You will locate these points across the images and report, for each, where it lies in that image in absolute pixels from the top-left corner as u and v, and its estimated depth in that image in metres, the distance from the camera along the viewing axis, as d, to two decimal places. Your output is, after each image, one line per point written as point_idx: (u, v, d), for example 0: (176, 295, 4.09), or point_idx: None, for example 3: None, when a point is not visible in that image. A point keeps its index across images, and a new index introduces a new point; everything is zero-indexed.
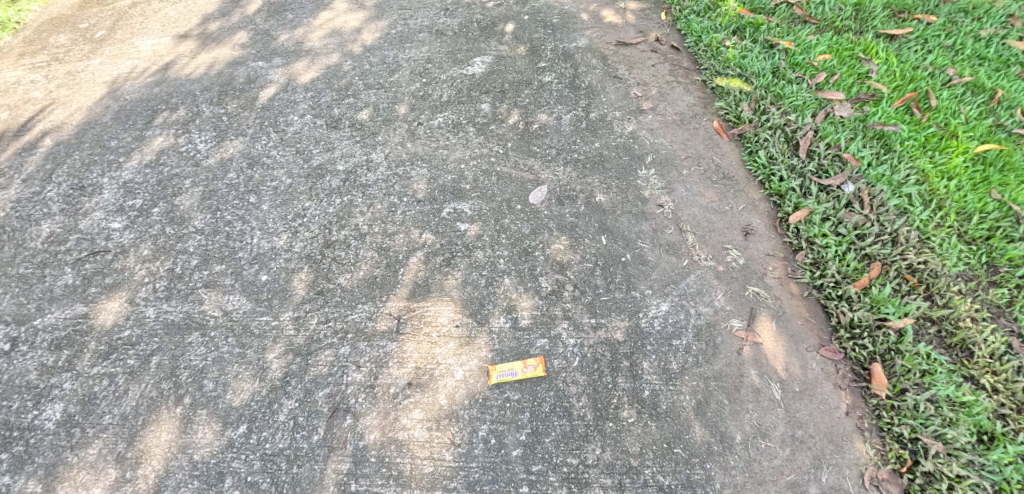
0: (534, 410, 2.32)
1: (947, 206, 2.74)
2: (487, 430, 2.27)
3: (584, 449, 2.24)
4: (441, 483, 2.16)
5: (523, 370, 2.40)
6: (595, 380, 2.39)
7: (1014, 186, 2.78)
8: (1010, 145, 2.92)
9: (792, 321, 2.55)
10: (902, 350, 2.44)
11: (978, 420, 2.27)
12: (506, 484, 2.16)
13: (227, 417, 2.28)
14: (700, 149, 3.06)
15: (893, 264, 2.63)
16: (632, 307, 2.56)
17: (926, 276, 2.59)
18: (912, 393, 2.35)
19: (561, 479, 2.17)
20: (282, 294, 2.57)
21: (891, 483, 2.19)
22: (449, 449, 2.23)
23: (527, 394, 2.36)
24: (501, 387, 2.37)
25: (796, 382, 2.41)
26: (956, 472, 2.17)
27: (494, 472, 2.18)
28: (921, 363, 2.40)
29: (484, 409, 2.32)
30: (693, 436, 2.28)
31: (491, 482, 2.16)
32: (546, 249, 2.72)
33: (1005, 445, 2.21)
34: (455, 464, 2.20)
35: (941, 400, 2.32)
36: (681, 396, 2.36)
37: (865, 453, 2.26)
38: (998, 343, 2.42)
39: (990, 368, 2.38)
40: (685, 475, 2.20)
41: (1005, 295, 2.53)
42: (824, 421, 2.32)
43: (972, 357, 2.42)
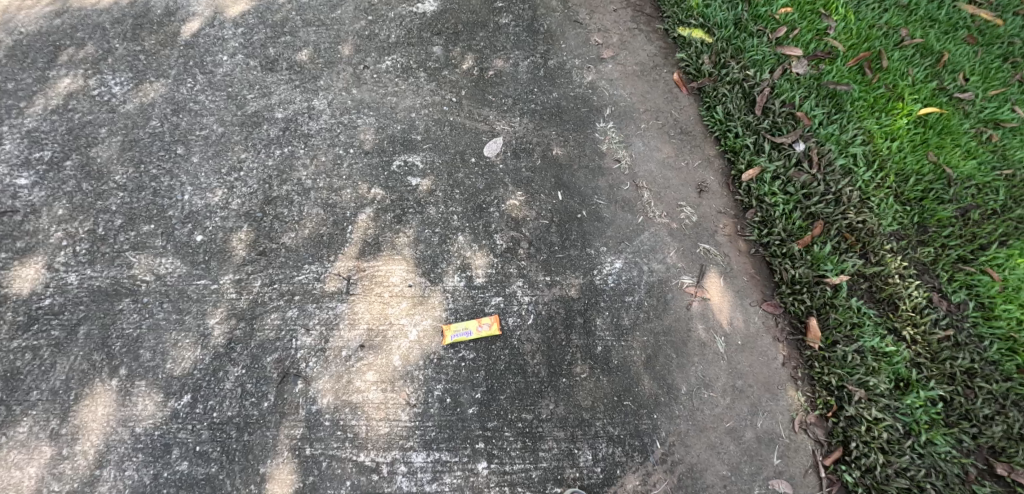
0: (489, 369, 2.34)
1: (888, 167, 2.85)
2: (442, 390, 2.28)
3: (538, 405, 2.31)
4: (396, 442, 2.19)
5: (479, 329, 2.40)
6: (549, 337, 2.42)
7: (949, 150, 2.90)
8: (950, 109, 3.00)
9: (738, 277, 2.67)
10: (836, 304, 2.61)
11: (896, 369, 2.50)
12: (462, 441, 2.21)
13: (169, 387, 2.19)
14: (659, 103, 3.00)
15: (834, 223, 2.74)
16: (587, 264, 2.56)
17: (864, 235, 2.71)
18: (842, 345, 2.54)
19: (516, 434, 2.25)
20: (221, 256, 2.41)
21: (818, 427, 2.46)
22: (404, 409, 2.24)
23: (483, 352, 2.37)
24: (456, 347, 2.36)
25: (739, 336, 2.56)
26: (875, 416, 2.43)
27: (451, 430, 2.22)
28: (852, 317, 2.58)
29: (439, 368, 2.32)
30: (642, 389, 2.40)
31: (448, 439, 2.21)
32: (501, 206, 2.64)
33: (918, 391, 2.46)
34: (411, 424, 2.22)
35: (867, 351, 2.53)
36: (632, 351, 2.44)
37: (796, 400, 2.49)
38: (921, 298, 2.60)
39: (912, 320, 2.58)
40: (633, 426, 2.34)
41: (931, 254, 2.70)
42: (763, 371, 2.52)
43: (897, 311, 2.61)
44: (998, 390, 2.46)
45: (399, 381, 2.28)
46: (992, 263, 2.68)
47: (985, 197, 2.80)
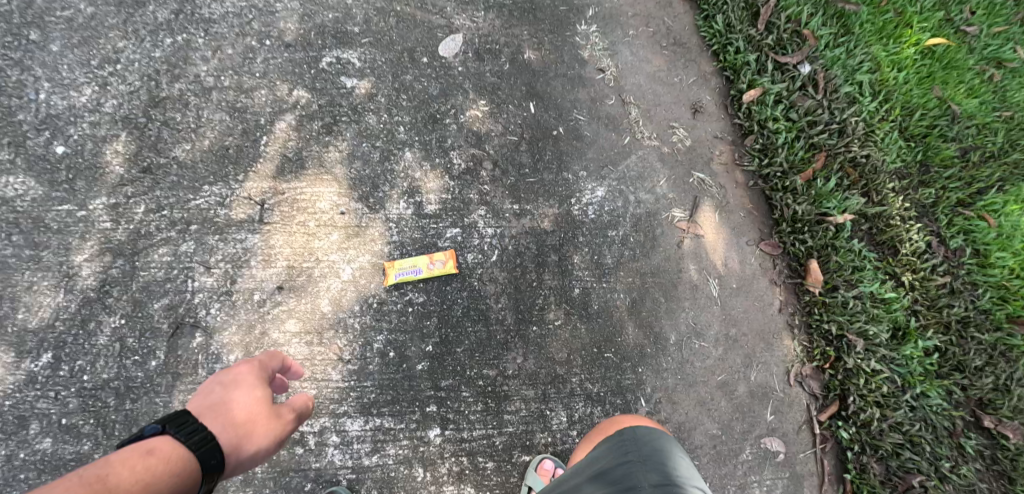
0: (444, 317, 1.88)
1: (894, 100, 2.52)
2: (384, 342, 1.84)
3: (503, 358, 1.91)
4: (327, 407, 1.77)
5: (429, 268, 1.89)
6: (517, 277, 1.98)
7: (954, 86, 2.57)
8: (956, 43, 2.60)
9: (735, 213, 2.36)
10: (838, 246, 2.33)
11: (895, 317, 2.27)
12: (410, 404, 1.82)
13: (23, 344, 1.68)
14: (650, 7, 2.45)
15: (837, 157, 2.42)
16: (564, 192, 2.12)
17: (868, 171, 2.42)
18: (842, 290, 2.29)
19: (476, 394, 1.87)
20: (90, 173, 1.81)
21: (813, 379, 2.25)
22: (336, 367, 1.80)
23: (436, 295, 1.89)
24: (402, 289, 1.87)
25: (733, 278, 2.28)
26: (873, 368, 2.21)
27: (395, 391, 1.81)
28: (853, 260, 2.31)
29: (380, 315, 1.85)
30: (624, 338, 2.06)
31: (394, 402, 1.81)
32: (460, 116, 2.08)
33: (916, 341, 2.25)
34: (344, 385, 1.79)
35: (866, 297, 2.28)
36: (615, 294, 2.09)
37: (791, 350, 2.27)
38: (921, 243, 2.36)
39: (911, 265, 2.34)
40: (614, 381, 2.01)
41: (932, 196, 2.44)
42: (757, 319, 2.27)
43: (896, 255, 2.36)
44: (988, 340, 2.30)
45: (331, 331, 1.82)
46: (989, 208, 2.44)
47: (986, 138, 2.52)
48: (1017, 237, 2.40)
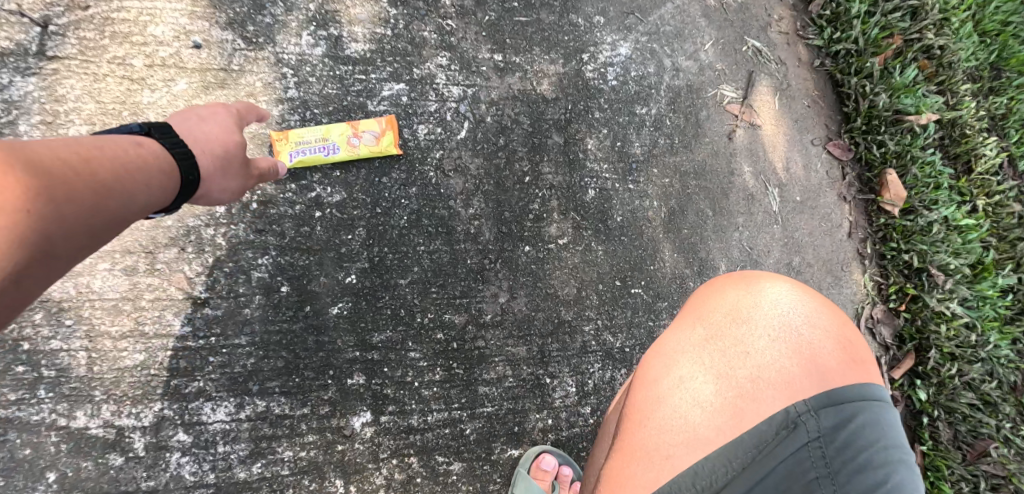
0: (379, 227, 1.13)
1: None
2: (272, 266, 1.07)
3: (476, 295, 1.17)
4: (163, 383, 1.00)
5: (349, 147, 1.12)
6: (497, 168, 1.23)
7: None
8: None
9: (798, 100, 1.61)
10: (908, 154, 1.60)
11: (970, 248, 1.57)
12: (318, 372, 1.06)
13: None
14: None
15: (909, 40, 1.64)
16: (571, 43, 1.35)
17: (947, 60, 1.64)
18: (923, 210, 1.58)
19: (430, 355, 1.12)
20: None
21: (885, 327, 1.58)
22: (181, 310, 1.02)
23: (364, 191, 1.13)
24: (305, 181, 1.10)
25: (798, 188, 1.56)
26: (953, 310, 1.54)
27: (290, 352, 1.06)
28: (925, 171, 1.59)
29: (261, 224, 1.07)
30: (660, 266, 1.34)
31: (287, 372, 1.05)
32: None
33: (994, 279, 1.56)
34: (194, 343, 1.02)
35: (939, 220, 1.57)
36: (647, 202, 1.35)
37: (860, 286, 1.59)
38: (995, 163, 1.62)
39: (985, 188, 1.62)
40: (646, 331, 1.29)
41: (1001, 107, 1.66)
42: (824, 246, 1.57)
43: (970, 173, 1.63)
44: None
45: (171, 250, 1.03)
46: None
47: None
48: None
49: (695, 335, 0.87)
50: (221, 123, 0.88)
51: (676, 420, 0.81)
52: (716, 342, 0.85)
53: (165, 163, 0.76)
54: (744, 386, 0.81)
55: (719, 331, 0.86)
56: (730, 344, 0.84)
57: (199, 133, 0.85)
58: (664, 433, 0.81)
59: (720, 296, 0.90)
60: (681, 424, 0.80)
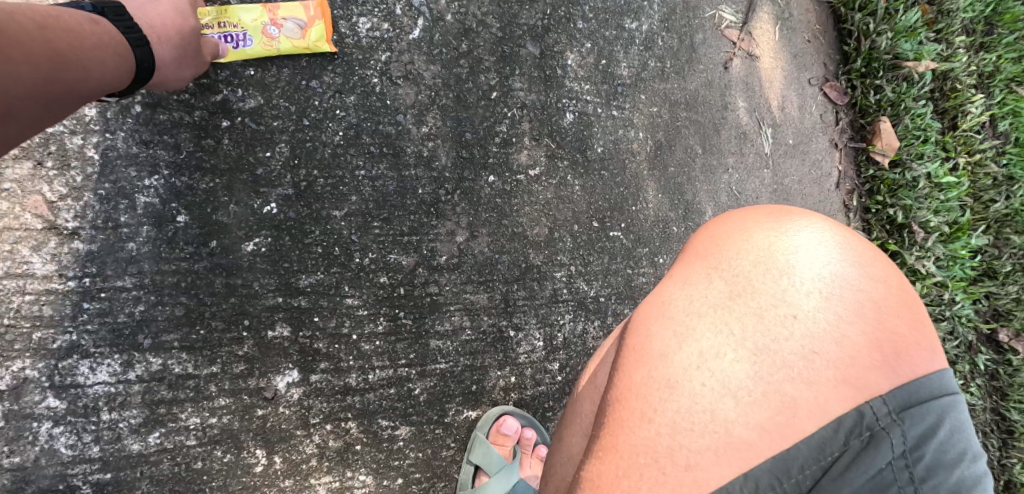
0: (306, 143, 0.91)
1: None
2: (163, 187, 0.84)
3: (429, 232, 0.98)
4: (21, 334, 0.79)
5: (265, 39, 0.88)
6: (457, 78, 1.01)
7: None
8: None
9: (798, 34, 1.44)
10: (896, 103, 1.48)
11: (946, 208, 1.48)
12: (229, 322, 0.86)
13: None
14: None
15: None
16: None
17: (947, 3, 1.48)
18: (909, 163, 1.48)
19: (372, 302, 0.94)
20: None
21: None
22: (43, 244, 0.80)
23: (287, 97, 0.90)
24: (208, 79, 0.87)
25: (791, 131, 1.41)
26: (924, 269, 1.48)
27: (190, 298, 0.85)
28: (910, 123, 1.47)
29: (152, 131, 0.84)
30: (643, 209, 1.17)
31: (188, 323, 0.85)
32: None
33: (966, 241, 1.47)
34: (62, 287, 0.80)
35: (919, 176, 1.48)
36: (632, 134, 1.17)
37: None
38: (978, 121, 1.49)
39: (967, 146, 1.50)
40: (623, 280, 1.15)
41: (990, 63, 1.50)
42: (812, 195, 1.44)
43: (953, 129, 1.51)
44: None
45: (23, 164, 0.79)
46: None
47: None
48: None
49: (717, 291, 0.66)
50: (176, 5, 0.78)
51: (700, 414, 0.59)
52: (749, 304, 0.64)
53: (124, 49, 0.69)
54: (795, 370, 0.60)
55: (752, 289, 0.65)
56: (771, 309, 0.63)
57: (154, 16, 0.75)
58: (682, 433, 0.59)
59: (749, 241, 0.69)
60: (708, 420, 0.59)
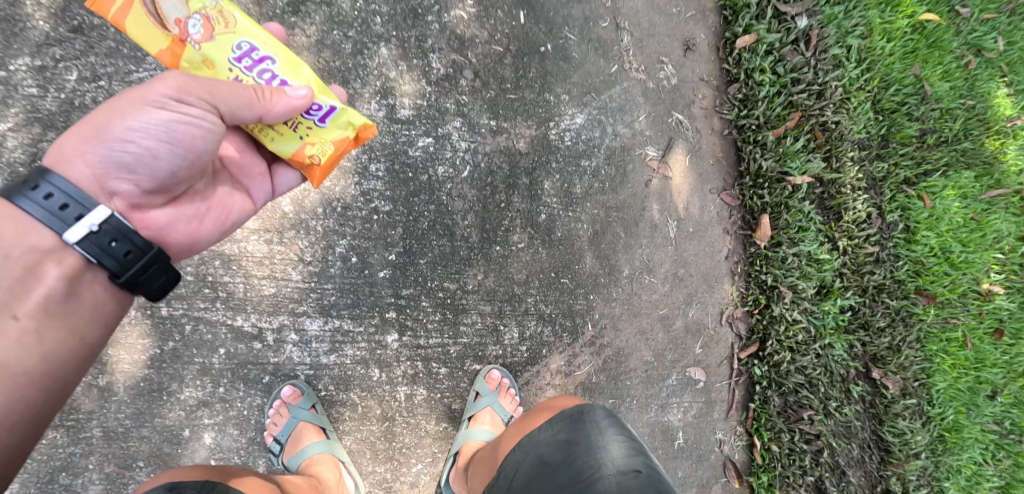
0: (408, 227, 1.92)
1: (875, 71, 2.42)
2: (347, 247, 1.87)
3: (464, 273, 1.99)
4: (285, 307, 1.82)
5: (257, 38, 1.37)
6: (485, 197, 2.01)
7: (937, 65, 2.48)
8: (947, 22, 2.50)
9: (704, 159, 2.30)
10: (789, 205, 2.34)
11: (823, 276, 2.36)
12: (370, 309, 1.89)
13: None
14: None
15: (810, 119, 2.35)
16: (543, 114, 2.07)
17: (834, 138, 2.36)
18: (785, 247, 2.35)
19: (434, 305, 1.96)
20: (9, 30, 1.60)
21: (742, 322, 2.37)
22: (296, 267, 1.83)
23: (404, 206, 1.92)
24: (369, 195, 1.88)
25: (692, 223, 2.28)
26: (795, 317, 2.34)
27: (355, 296, 1.88)
28: (799, 220, 2.34)
29: (343, 220, 1.86)
30: (582, 266, 2.14)
31: (353, 306, 1.88)
32: (443, 16, 1.96)
33: (835, 299, 2.37)
34: (304, 286, 1.83)
35: (802, 256, 2.36)
36: (578, 225, 2.13)
37: (730, 294, 2.36)
38: (863, 212, 2.39)
39: (850, 232, 2.39)
40: (567, 305, 2.13)
41: (883, 170, 2.43)
42: (706, 263, 2.31)
43: (839, 221, 2.39)
44: (897, 306, 2.43)
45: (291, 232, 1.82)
46: (928, 189, 2.47)
47: (945, 123, 2.48)
48: (944, 220, 2.47)
49: (522, 423, 1.67)
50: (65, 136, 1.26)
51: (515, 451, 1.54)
52: (529, 421, 1.64)
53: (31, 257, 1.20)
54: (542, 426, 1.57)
55: (532, 416, 1.67)
56: (538, 415, 1.64)
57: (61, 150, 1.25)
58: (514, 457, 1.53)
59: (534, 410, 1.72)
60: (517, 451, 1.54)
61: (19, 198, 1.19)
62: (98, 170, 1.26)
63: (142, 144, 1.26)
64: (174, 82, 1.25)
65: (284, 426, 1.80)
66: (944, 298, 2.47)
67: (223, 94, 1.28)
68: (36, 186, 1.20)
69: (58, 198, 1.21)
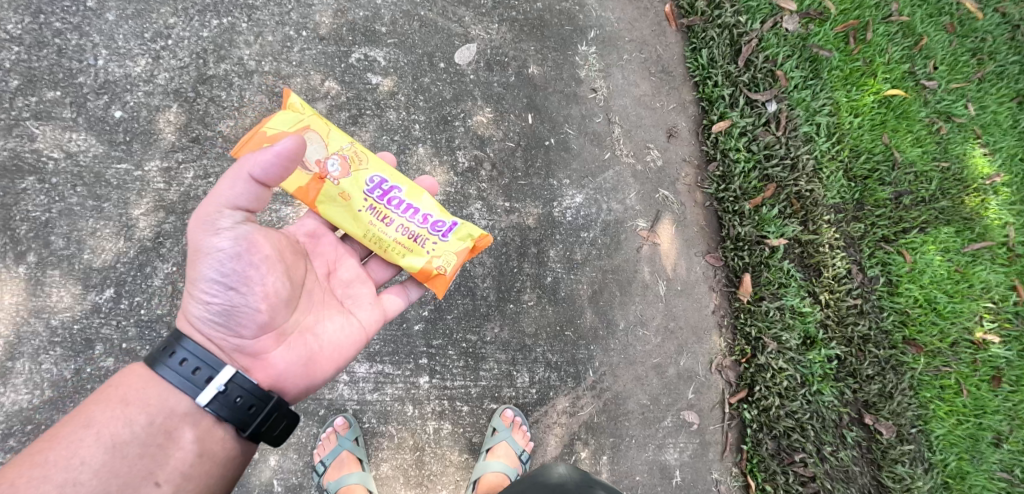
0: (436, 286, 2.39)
1: (845, 142, 2.71)
2: None
3: (484, 327, 2.41)
4: None
5: (392, 173, 1.94)
6: (501, 264, 2.44)
7: (903, 134, 2.77)
8: (913, 95, 2.79)
9: (689, 226, 2.64)
10: (770, 265, 2.62)
11: (806, 328, 2.61)
12: (406, 355, 2.34)
13: (89, 279, 2.04)
14: (646, 35, 2.67)
15: (785, 188, 2.65)
16: (547, 195, 2.51)
17: (809, 204, 2.65)
18: (767, 301, 2.61)
19: (459, 353, 2.38)
20: (146, 139, 2.11)
21: (730, 370, 2.62)
22: None
23: None
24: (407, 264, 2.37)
25: (680, 282, 2.61)
26: (780, 365, 2.58)
27: (395, 345, 2.34)
28: (780, 277, 2.61)
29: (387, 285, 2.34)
30: (583, 320, 2.51)
31: (393, 353, 2.33)
32: (467, 121, 2.46)
33: (819, 349, 2.61)
34: None
35: (786, 309, 2.61)
36: (579, 285, 2.51)
37: (718, 344, 2.62)
38: (842, 269, 2.64)
39: (830, 286, 2.64)
40: (570, 354, 2.49)
41: (861, 229, 2.68)
42: (694, 317, 2.61)
43: (819, 276, 2.64)
44: (883, 354, 2.64)
45: None
46: (907, 246, 2.72)
47: (920, 184, 2.74)
48: (927, 273, 2.71)
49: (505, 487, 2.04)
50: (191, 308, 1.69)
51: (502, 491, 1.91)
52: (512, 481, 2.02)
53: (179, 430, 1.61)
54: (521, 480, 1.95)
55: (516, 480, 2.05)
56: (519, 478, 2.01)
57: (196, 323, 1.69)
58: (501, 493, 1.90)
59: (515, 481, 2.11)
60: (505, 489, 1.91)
61: (158, 364, 1.63)
62: (218, 333, 1.70)
63: (242, 308, 1.67)
64: (203, 215, 1.65)
65: (330, 451, 2.23)
66: (931, 347, 2.68)
67: (237, 191, 1.66)
68: (174, 355, 1.64)
69: (188, 360, 1.64)
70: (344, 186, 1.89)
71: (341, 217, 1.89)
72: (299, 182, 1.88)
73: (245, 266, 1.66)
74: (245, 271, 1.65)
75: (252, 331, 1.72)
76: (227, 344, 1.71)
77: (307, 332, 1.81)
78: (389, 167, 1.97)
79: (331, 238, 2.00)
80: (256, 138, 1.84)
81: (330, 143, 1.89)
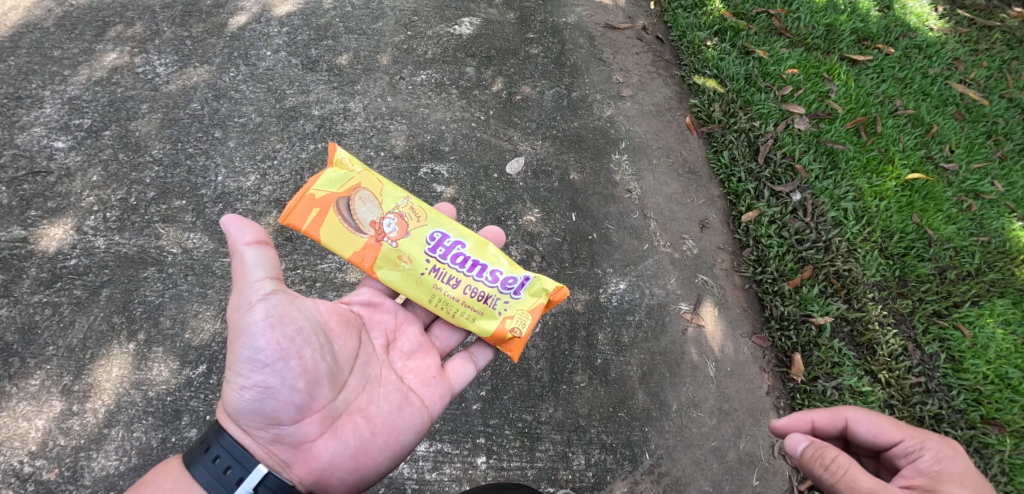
0: (491, 367, 2.49)
1: (875, 224, 2.87)
2: None
3: (539, 407, 2.45)
4: None
5: (450, 230, 2.12)
6: (553, 346, 2.55)
7: (932, 213, 2.93)
8: (935, 177, 3.02)
9: (732, 309, 2.73)
10: (819, 344, 2.64)
11: (870, 407, 2.53)
12: (464, 434, 2.37)
13: (186, 355, 2.28)
14: (671, 143, 3.06)
15: (822, 269, 2.77)
16: (594, 282, 2.69)
17: (849, 282, 2.74)
18: (822, 380, 2.58)
19: (516, 432, 2.40)
20: None
21: None
22: None
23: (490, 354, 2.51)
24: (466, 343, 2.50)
25: (728, 362, 2.63)
26: None
27: (454, 423, 2.38)
28: (833, 356, 2.61)
29: None
30: (635, 402, 2.51)
31: (450, 430, 2.37)
32: (518, 220, 2.74)
33: None
34: None
35: (845, 388, 2.56)
36: (628, 367, 2.56)
37: None
38: (897, 346, 2.63)
39: (888, 364, 2.61)
40: (625, 436, 2.45)
41: (909, 306, 2.72)
42: (748, 398, 2.57)
43: (874, 355, 2.63)
44: (962, 436, 2.50)
45: None
46: (963, 319, 2.71)
47: (962, 258, 2.84)
48: (991, 348, 2.66)
49: None
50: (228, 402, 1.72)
51: None
52: None
53: None
54: None
55: None
56: None
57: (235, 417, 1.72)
58: None
59: None
60: None
61: (193, 463, 1.64)
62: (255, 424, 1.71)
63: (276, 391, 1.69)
64: (232, 299, 1.72)
65: None
66: (1015, 427, 2.51)
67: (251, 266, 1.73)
68: (209, 454, 1.66)
69: (221, 458, 1.65)
70: (402, 246, 2.07)
71: (403, 278, 2.05)
72: (353, 245, 2.06)
73: (276, 343, 1.69)
74: (273, 349, 1.68)
75: (293, 416, 1.71)
76: (263, 434, 1.71)
77: (355, 413, 1.81)
78: (445, 223, 2.15)
79: (387, 307, 2.11)
80: (307, 202, 2.06)
81: (382, 203, 2.11)
